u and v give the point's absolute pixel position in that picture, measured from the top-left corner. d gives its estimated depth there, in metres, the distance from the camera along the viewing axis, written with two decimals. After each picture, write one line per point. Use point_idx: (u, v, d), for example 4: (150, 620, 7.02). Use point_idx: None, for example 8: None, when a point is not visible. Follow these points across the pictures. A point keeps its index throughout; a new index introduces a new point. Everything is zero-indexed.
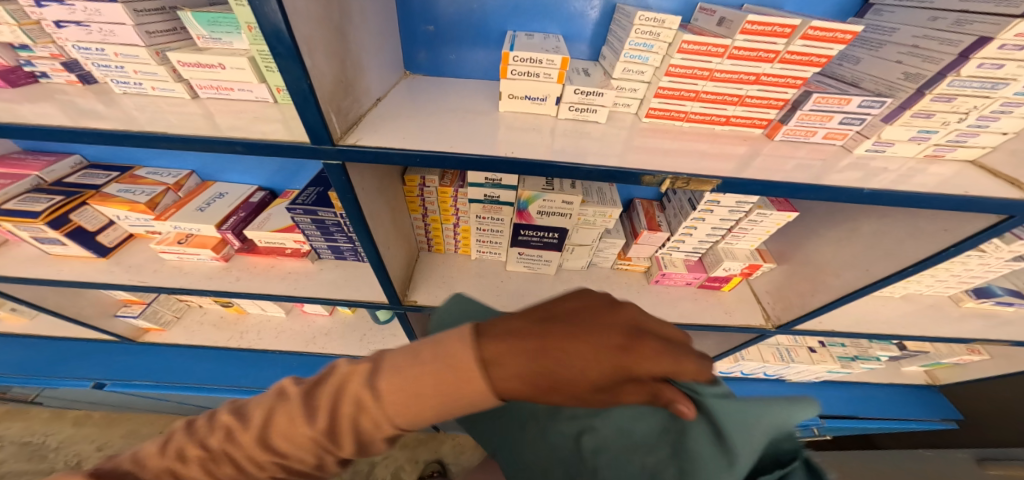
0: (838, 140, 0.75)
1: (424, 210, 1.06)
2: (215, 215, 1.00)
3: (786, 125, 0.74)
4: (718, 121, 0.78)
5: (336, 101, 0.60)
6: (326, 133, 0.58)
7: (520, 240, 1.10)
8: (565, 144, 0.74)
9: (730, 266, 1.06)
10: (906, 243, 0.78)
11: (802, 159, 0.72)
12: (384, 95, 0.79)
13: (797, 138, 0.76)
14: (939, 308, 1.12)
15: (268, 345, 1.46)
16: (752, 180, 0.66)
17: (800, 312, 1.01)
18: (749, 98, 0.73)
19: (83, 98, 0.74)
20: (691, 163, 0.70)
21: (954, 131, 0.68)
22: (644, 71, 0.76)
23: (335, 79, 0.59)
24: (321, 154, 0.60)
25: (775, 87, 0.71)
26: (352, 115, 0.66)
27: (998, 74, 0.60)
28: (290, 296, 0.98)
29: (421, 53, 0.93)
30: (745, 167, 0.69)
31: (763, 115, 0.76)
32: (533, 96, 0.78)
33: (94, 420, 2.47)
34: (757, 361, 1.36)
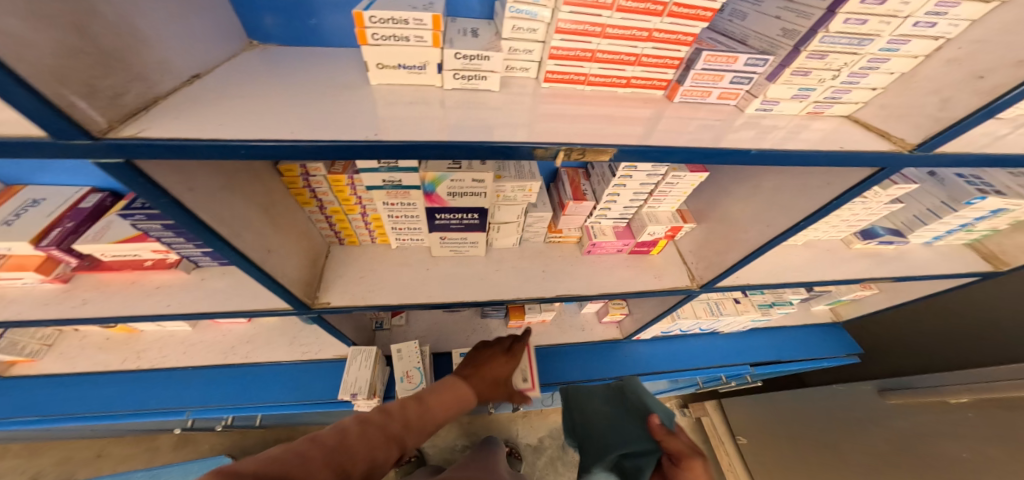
0: (731, 99, 0.71)
1: (320, 202, 0.94)
2: (30, 229, 0.81)
3: (683, 85, 0.68)
4: (620, 82, 0.71)
5: (82, 76, 0.41)
6: (67, 123, 0.40)
7: (438, 225, 1.02)
8: (461, 117, 0.65)
9: (654, 231, 1.04)
10: (799, 197, 0.78)
11: (703, 120, 0.68)
12: (204, 71, 0.61)
13: (695, 98, 0.71)
14: (834, 253, 1.17)
15: (176, 363, 1.33)
16: (648, 146, 0.59)
17: (718, 270, 1.00)
18: (645, 57, 0.66)
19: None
20: (586, 132, 0.63)
21: (829, 89, 0.66)
22: (536, 29, 0.66)
23: (66, 48, 0.39)
24: (81, 152, 0.43)
25: (669, 44, 0.64)
26: (127, 95, 0.47)
27: (863, 31, 0.57)
28: (166, 313, 0.84)
29: (268, 19, 0.75)
30: (653, 131, 0.65)
31: (662, 75, 0.70)
32: (409, 65, 0.66)
33: (14, 452, 2.22)
34: (691, 318, 1.39)
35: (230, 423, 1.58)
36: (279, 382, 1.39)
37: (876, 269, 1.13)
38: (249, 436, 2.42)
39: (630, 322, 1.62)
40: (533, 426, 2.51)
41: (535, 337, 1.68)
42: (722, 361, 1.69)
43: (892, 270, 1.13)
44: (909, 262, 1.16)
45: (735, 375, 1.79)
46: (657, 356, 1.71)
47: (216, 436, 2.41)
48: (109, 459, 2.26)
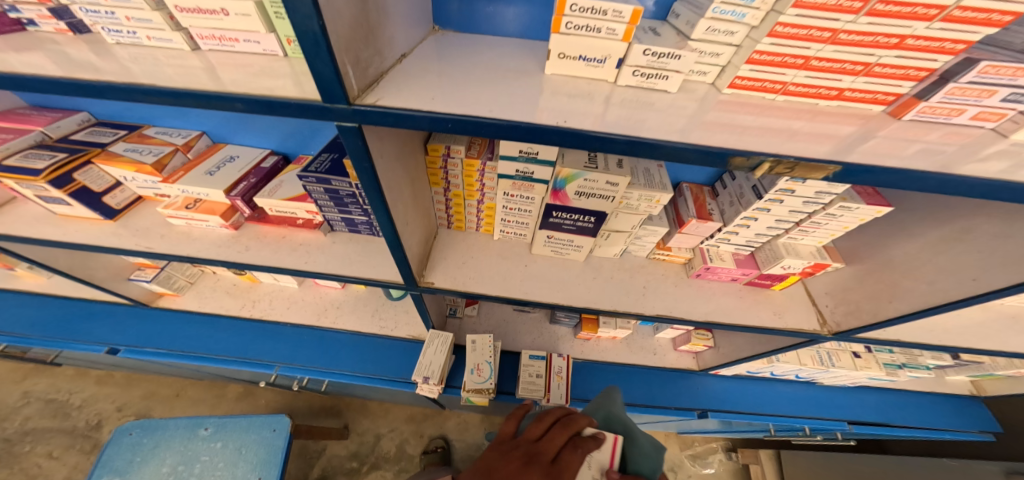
0: (990, 121, 0.58)
1: (447, 184, 0.96)
2: (224, 180, 0.94)
3: (926, 101, 0.56)
4: (827, 94, 0.61)
5: (355, 52, 0.52)
6: (340, 89, 0.50)
7: (551, 223, 1.00)
8: (619, 116, 0.62)
9: (790, 264, 0.92)
10: None
11: (930, 143, 0.57)
12: (410, 52, 0.69)
13: (935, 117, 0.59)
14: (1019, 320, 1.00)
15: (279, 317, 1.43)
16: (863, 166, 0.53)
17: (868, 320, 0.85)
18: (879, 66, 0.55)
19: (73, 47, 0.66)
20: (782, 144, 0.57)
21: None
22: (735, 32, 0.59)
23: (355, 25, 0.51)
24: (333, 115, 0.53)
25: (922, 53, 0.53)
26: (374, 71, 0.58)
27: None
28: (302, 269, 0.90)
29: (453, 4, 0.81)
30: (850, 149, 0.56)
31: (893, 88, 0.58)
32: (589, 57, 0.64)
33: (116, 380, 2.51)
34: (793, 363, 1.26)
35: (303, 384, 1.67)
36: (355, 351, 1.43)
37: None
38: (299, 399, 2.57)
39: (712, 355, 1.51)
40: None
41: (602, 352, 1.62)
42: (807, 411, 1.52)
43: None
44: None
45: (824, 430, 1.58)
46: (732, 394, 1.57)
47: (272, 393, 2.58)
48: (184, 399, 2.48)
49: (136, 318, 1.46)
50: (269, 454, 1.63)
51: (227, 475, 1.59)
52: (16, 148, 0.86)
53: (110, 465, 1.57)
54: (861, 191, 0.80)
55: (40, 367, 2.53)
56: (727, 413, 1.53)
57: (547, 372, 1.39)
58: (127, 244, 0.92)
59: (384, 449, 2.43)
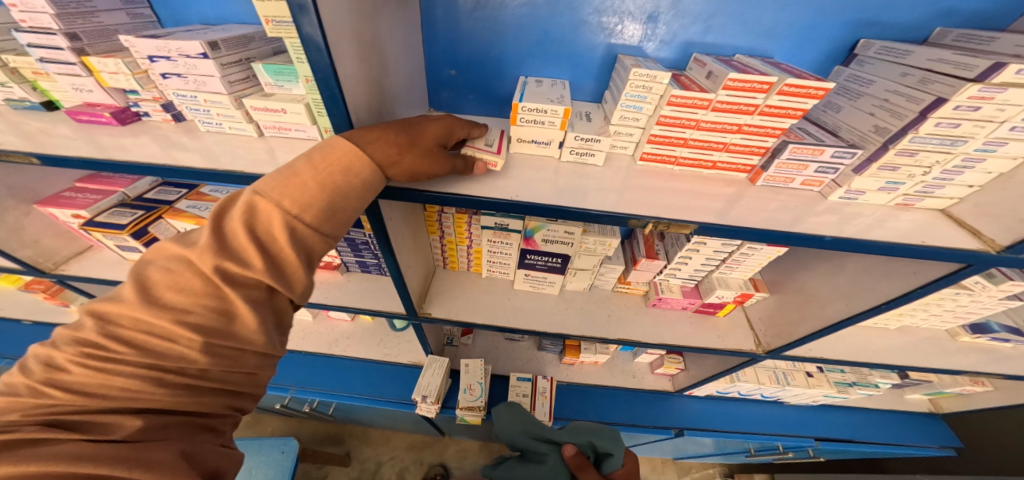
0: (814, 186, 0.84)
1: (442, 232, 1.17)
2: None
3: (767, 171, 0.82)
4: (706, 165, 0.86)
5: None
6: None
7: (526, 264, 1.20)
8: (567, 182, 0.84)
9: (723, 294, 1.11)
10: (883, 282, 0.84)
11: (783, 202, 0.80)
12: None
13: (777, 183, 0.84)
14: (935, 342, 1.17)
15: (295, 346, 1.62)
16: (729, 226, 0.73)
17: (787, 340, 1.03)
18: (733, 145, 0.81)
19: (174, 133, 0.86)
20: (675, 208, 0.77)
21: (920, 183, 0.78)
22: (639, 118, 0.84)
23: (374, 129, 0.74)
24: None
25: (756, 137, 0.79)
26: None
27: (956, 132, 0.68)
28: (323, 303, 1.10)
29: (444, 93, 1.06)
30: (731, 207, 0.78)
31: (747, 161, 0.84)
32: (539, 140, 0.88)
33: None
34: (753, 382, 1.39)
35: (312, 407, 1.83)
36: (361, 376, 1.60)
37: (985, 365, 1.10)
38: (304, 427, 2.68)
39: (684, 376, 1.65)
40: None
41: (586, 376, 1.77)
42: (779, 429, 1.63)
43: (1004, 367, 1.11)
44: None
45: (796, 448, 1.68)
46: (708, 414, 1.70)
47: (278, 421, 2.69)
48: None
49: None
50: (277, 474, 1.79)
51: None
52: (104, 206, 1.08)
53: None
54: None
55: None
56: (702, 431, 1.64)
57: (532, 392, 1.55)
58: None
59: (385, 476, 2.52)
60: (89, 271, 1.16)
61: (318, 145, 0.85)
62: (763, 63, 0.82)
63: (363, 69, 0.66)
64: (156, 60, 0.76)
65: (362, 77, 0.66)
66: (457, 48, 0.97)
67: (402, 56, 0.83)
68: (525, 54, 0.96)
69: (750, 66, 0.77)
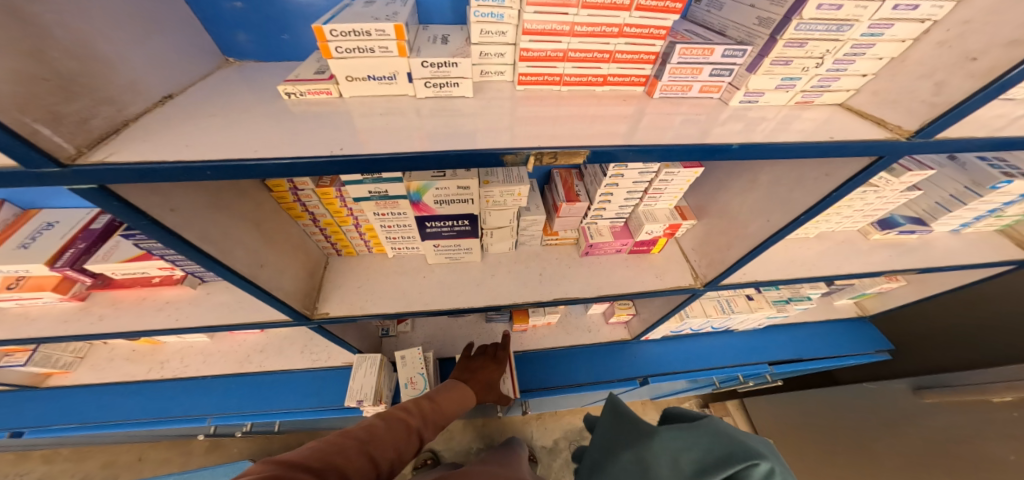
0: (713, 92, 0.66)
1: (312, 215, 0.95)
2: (45, 251, 0.81)
3: (661, 80, 0.64)
4: (597, 81, 0.68)
5: (44, 106, 0.42)
6: (39, 153, 0.41)
7: (430, 233, 1.02)
8: (438, 125, 0.63)
9: (652, 229, 0.98)
10: (796, 191, 0.71)
11: (686, 114, 0.64)
12: (176, 91, 0.60)
13: (675, 94, 0.66)
14: (850, 244, 1.06)
15: (195, 372, 1.37)
16: (621, 147, 0.56)
17: (721, 268, 0.92)
18: (619, 53, 0.63)
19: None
20: (560, 136, 0.60)
21: (815, 77, 0.61)
22: (506, 31, 0.63)
23: (21, 76, 0.40)
24: (50, 181, 0.43)
25: (642, 39, 0.61)
26: (98, 121, 0.48)
27: (840, 16, 0.53)
28: (172, 329, 0.86)
29: (239, 35, 0.73)
30: (637, 129, 0.61)
31: (639, 71, 0.66)
32: (379, 75, 0.65)
33: (65, 455, 2.39)
34: (701, 316, 1.31)
35: (250, 428, 1.64)
36: (291, 388, 1.41)
37: (901, 262, 1.01)
38: (273, 440, 2.52)
39: (637, 322, 1.57)
40: (545, 428, 2.61)
41: (541, 340, 1.66)
42: (735, 359, 1.60)
43: (919, 261, 1.01)
44: (941, 251, 1.05)
45: (755, 375, 1.67)
46: (667, 356, 1.64)
47: (243, 440, 2.52)
48: (148, 462, 2.39)
49: (28, 400, 1.32)
50: None
51: None
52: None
53: None
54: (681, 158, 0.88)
55: None
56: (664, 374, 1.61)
57: None
58: None
59: None
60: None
61: None
62: None
63: None
64: None
65: None
66: None
67: None
68: None
69: None
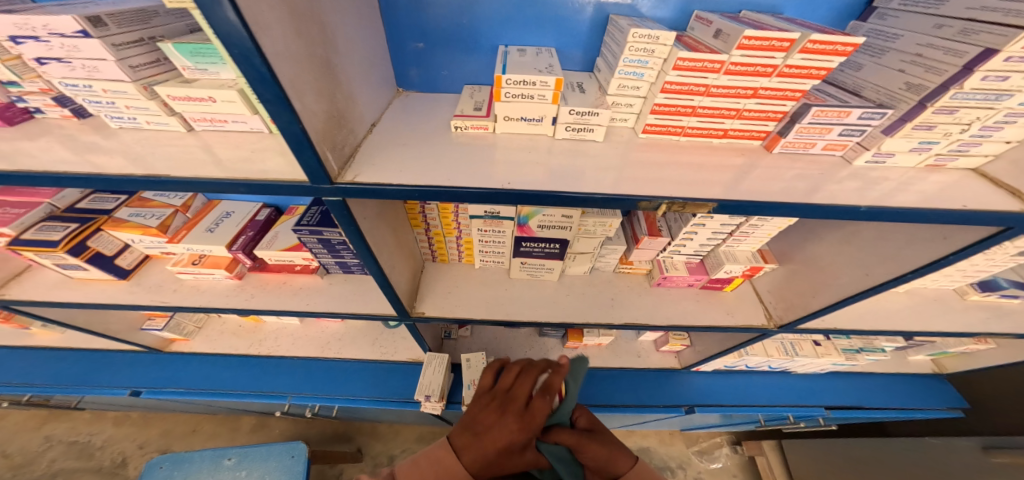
0: (838, 150, 0.74)
1: (427, 225, 1.09)
2: (225, 235, 1.04)
3: (786, 137, 0.72)
4: (716, 134, 0.77)
5: (332, 138, 0.63)
6: (325, 173, 0.60)
7: (522, 251, 1.12)
8: (560, 163, 0.75)
9: (732, 269, 1.04)
10: (906, 250, 0.76)
11: (801, 171, 0.71)
12: (378, 120, 0.81)
13: (796, 150, 0.74)
14: (942, 301, 1.08)
15: (285, 352, 1.53)
16: (750, 201, 0.64)
17: (800, 313, 0.97)
18: (746, 111, 0.72)
19: (81, 132, 0.77)
20: (685, 185, 0.68)
21: (955, 142, 0.67)
22: (640, 87, 0.74)
23: (328, 116, 0.61)
24: (321, 193, 0.64)
25: (773, 100, 0.69)
26: (348, 146, 0.69)
27: (1002, 86, 0.58)
28: (306, 311, 1.03)
29: (412, 71, 0.92)
30: (741, 180, 0.70)
31: (762, 127, 0.75)
32: (529, 117, 0.78)
33: (132, 420, 2.62)
34: (761, 356, 1.34)
35: (315, 411, 1.78)
36: (360, 377, 1.54)
37: (998, 325, 1.02)
38: (312, 427, 2.67)
39: (690, 353, 1.61)
40: None
41: (590, 358, 1.71)
42: (788, 400, 1.60)
43: (1015, 325, 1.02)
44: None
45: (806, 417, 1.68)
46: (715, 389, 1.66)
47: (285, 422, 2.68)
48: (202, 434, 2.58)
49: (149, 362, 1.52)
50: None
51: None
52: (28, 222, 0.94)
53: None
54: None
55: (56, 413, 2.63)
56: (711, 406, 1.62)
57: None
58: (143, 300, 1.02)
59: None
60: (32, 293, 1.01)
61: (262, 137, 0.76)
62: (778, 20, 0.71)
63: (299, 44, 0.53)
64: (24, 43, 0.65)
65: (300, 52, 0.53)
66: (423, 12, 0.83)
67: (357, 29, 0.72)
68: (504, 18, 0.83)
69: (766, 23, 0.67)
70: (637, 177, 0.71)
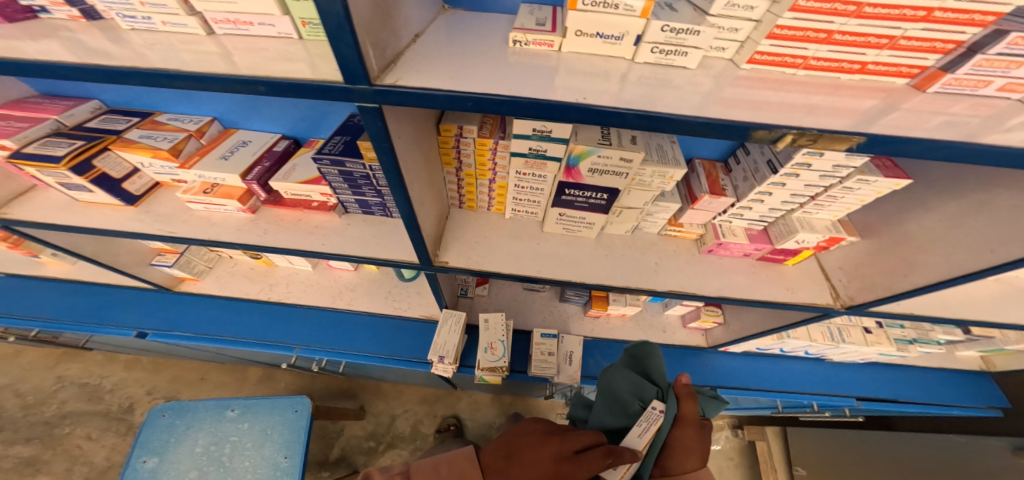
0: (1017, 91, 0.55)
1: (459, 164, 0.96)
2: (240, 164, 0.91)
3: (951, 74, 0.53)
4: (850, 68, 0.58)
5: (373, 30, 0.48)
6: (361, 69, 0.46)
7: (563, 201, 1.00)
8: (633, 95, 0.58)
9: (805, 238, 0.92)
10: None
11: (953, 115, 0.54)
12: (423, 32, 0.65)
13: (960, 89, 0.56)
14: None
15: (296, 300, 1.45)
16: (903, 138, 0.50)
17: (883, 294, 0.85)
18: (904, 40, 0.53)
19: (74, 21, 0.62)
20: (814, 115, 0.54)
21: None
22: (755, 6, 0.55)
23: (373, 4, 0.47)
24: (353, 95, 0.50)
25: (951, 25, 0.50)
26: (391, 51, 0.54)
27: None
28: (321, 252, 0.92)
29: None
30: (888, 112, 0.55)
31: (916, 61, 0.55)
32: (606, 34, 0.62)
33: (143, 365, 2.62)
34: (803, 340, 1.25)
35: (323, 365, 1.73)
36: (373, 332, 1.46)
37: None
38: (318, 382, 2.66)
39: (722, 332, 1.52)
40: None
41: (612, 330, 1.64)
42: (817, 389, 1.53)
43: None
44: None
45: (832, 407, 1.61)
46: (741, 372, 1.58)
47: (291, 376, 2.67)
48: (209, 383, 2.58)
49: (158, 302, 1.45)
50: (292, 434, 1.78)
51: (255, 455, 1.74)
52: (34, 136, 0.84)
53: (147, 446, 1.73)
54: (878, 164, 0.79)
55: (67, 353, 2.63)
56: (735, 389, 1.55)
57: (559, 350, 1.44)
58: (148, 229, 0.90)
59: (400, 428, 2.53)
60: (39, 214, 0.90)
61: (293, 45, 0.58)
62: None
63: None
64: None
65: None
66: None
67: None
68: None
69: None
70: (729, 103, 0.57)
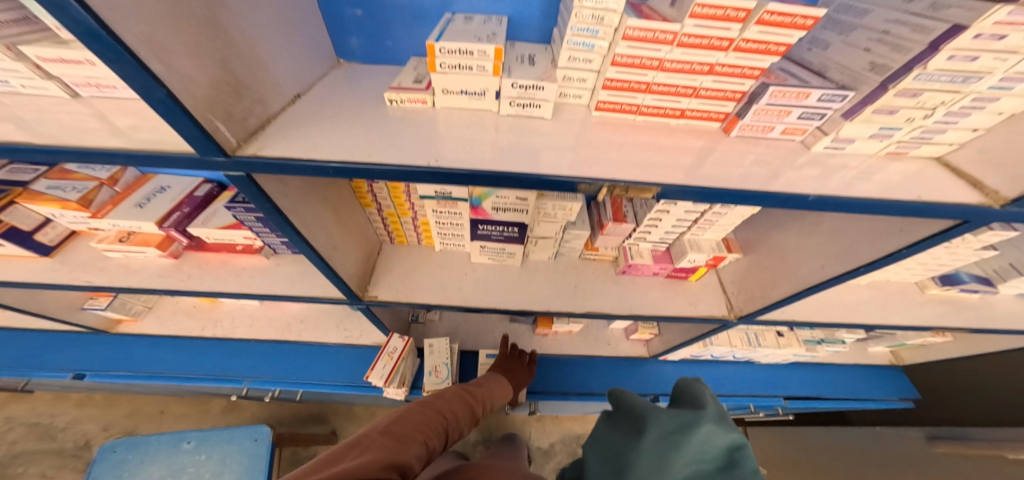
0: (797, 134, 0.67)
1: (378, 205, 1.03)
2: (156, 211, 0.95)
3: (743, 120, 0.65)
4: (673, 114, 0.68)
5: (225, 107, 0.54)
6: (210, 141, 0.51)
7: (480, 235, 1.06)
8: (510, 141, 0.67)
9: (695, 258, 1.01)
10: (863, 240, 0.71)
11: (754, 161, 0.64)
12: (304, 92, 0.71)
13: (754, 133, 0.68)
14: (902, 295, 1.07)
15: (243, 335, 1.47)
16: (700, 186, 0.58)
17: (760, 304, 0.95)
18: (703, 90, 0.63)
19: None
20: (638, 165, 0.62)
21: (920, 128, 0.60)
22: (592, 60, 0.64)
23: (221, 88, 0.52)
24: (213, 165, 0.55)
25: (731, 78, 0.61)
26: (252, 119, 0.60)
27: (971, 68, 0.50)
28: (244, 293, 0.96)
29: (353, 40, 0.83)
30: (704, 162, 0.63)
31: (719, 108, 0.66)
32: (470, 91, 0.69)
33: (95, 401, 2.54)
34: (725, 346, 1.33)
35: (276, 395, 1.74)
36: (322, 362, 1.49)
37: (953, 319, 1.01)
38: (285, 408, 2.62)
39: (659, 342, 1.60)
40: (545, 431, 2.63)
41: (560, 346, 1.69)
42: (753, 390, 1.61)
43: (970, 320, 1.02)
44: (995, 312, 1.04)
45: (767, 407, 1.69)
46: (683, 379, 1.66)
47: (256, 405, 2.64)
48: (169, 415, 2.53)
49: (95, 344, 1.45)
50: (253, 462, 1.77)
51: None
52: None
53: None
54: None
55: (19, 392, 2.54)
56: None
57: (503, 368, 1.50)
58: (64, 279, 0.93)
59: None
60: None
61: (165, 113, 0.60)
62: None
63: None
64: None
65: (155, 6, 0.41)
66: None
67: None
68: None
69: None
70: (572, 151, 0.65)
